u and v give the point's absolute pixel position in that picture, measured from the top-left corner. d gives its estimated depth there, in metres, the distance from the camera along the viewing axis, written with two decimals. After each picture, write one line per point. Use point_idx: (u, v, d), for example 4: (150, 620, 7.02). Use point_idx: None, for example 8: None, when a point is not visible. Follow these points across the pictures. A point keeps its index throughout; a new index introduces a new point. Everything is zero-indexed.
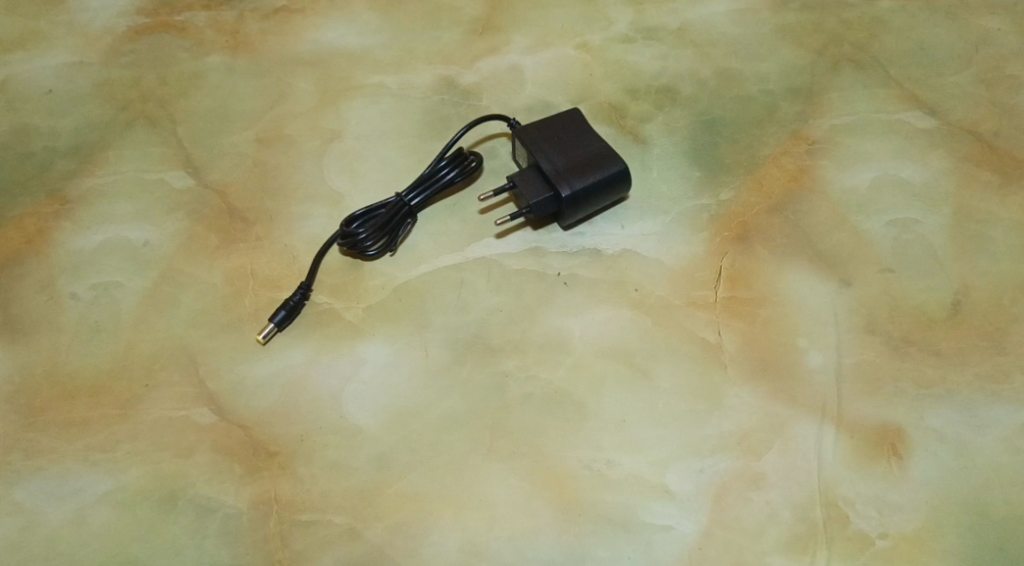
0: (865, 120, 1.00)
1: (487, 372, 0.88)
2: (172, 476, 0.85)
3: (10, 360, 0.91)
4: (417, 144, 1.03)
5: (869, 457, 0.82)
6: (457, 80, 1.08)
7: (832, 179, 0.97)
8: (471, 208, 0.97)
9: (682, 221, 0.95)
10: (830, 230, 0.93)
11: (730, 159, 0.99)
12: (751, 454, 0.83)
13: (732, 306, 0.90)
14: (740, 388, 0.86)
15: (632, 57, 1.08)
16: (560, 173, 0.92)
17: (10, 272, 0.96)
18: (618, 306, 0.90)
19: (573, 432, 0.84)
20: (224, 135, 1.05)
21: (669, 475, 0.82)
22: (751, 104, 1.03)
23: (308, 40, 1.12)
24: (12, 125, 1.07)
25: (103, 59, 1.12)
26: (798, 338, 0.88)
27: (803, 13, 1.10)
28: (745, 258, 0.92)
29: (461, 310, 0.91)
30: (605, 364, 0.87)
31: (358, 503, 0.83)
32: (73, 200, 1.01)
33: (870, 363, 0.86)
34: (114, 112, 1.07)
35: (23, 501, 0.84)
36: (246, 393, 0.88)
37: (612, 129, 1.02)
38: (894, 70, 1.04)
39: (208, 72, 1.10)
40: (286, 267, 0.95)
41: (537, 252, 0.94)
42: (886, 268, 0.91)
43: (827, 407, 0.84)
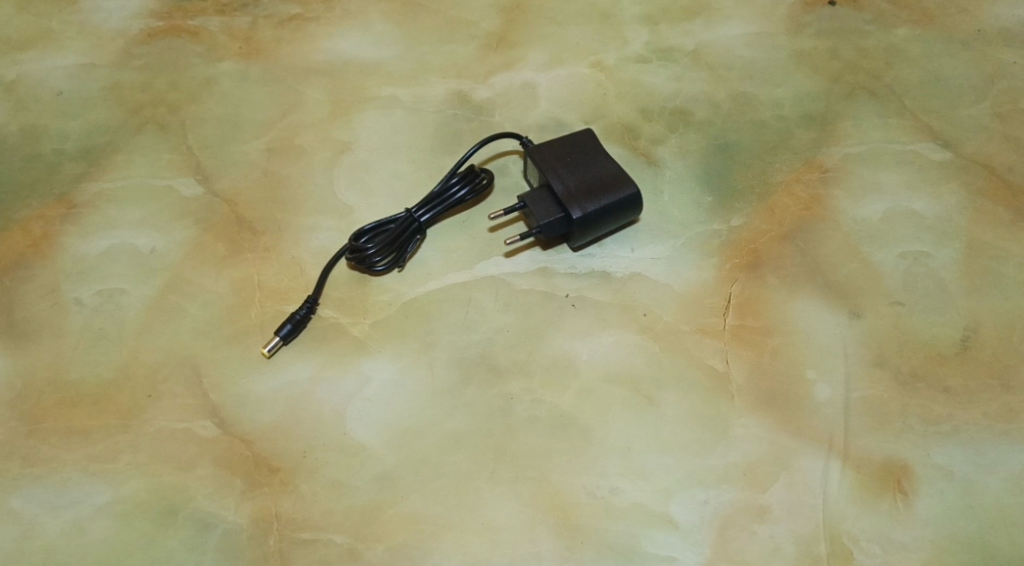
0: (879, 149, 1.00)
1: (492, 393, 0.87)
2: (172, 489, 0.84)
3: (12, 366, 0.90)
4: (428, 159, 1.03)
5: (875, 492, 0.82)
6: (470, 95, 1.07)
7: (844, 208, 0.96)
8: (480, 226, 0.96)
9: (692, 246, 0.94)
10: (841, 260, 0.93)
11: (742, 184, 0.98)
12: (756, 486, 0.82)
13: (740, 334, 0.89)
14: (746, 418, 0.85)
15: (646, 77, 1.08)
16: (571, 195, 0.92)
17: (14, 276, 0.95)
18: (626, 331, 0.90)
19: (577, 457, 0.84)
20: (235, 142, 1.04)
21: (673, 504, 0.82)
22: (765, 129, 1.03)
23: (322, 50, 1.11)
24: (21, 126, 1.07)
25: (115, 62, 1.12)
26: (806, 368, 0.87)
27: (819, 39, 1.10)
28: (755, 285, 0.92)
29: (468, 329, 0.90)
30: (611, 389, 0.87)
31: (359, 523, 0.82)
32: (81, 205, 1.00)
33: (878, 397, 0.86)
34: (125, 116, 1.07)
35: (20, 510, 0.84)
36: (249, 407, 0.87)
37: (625, 150, 1.02)
38: (909, 100, 1.04)
39: (220, 78, 1.10)
40: (293, 280, 0.94)
41: (546, 272, 0.93)
42: (896, 301, 0.90)
43: (834, 440, 0.84)
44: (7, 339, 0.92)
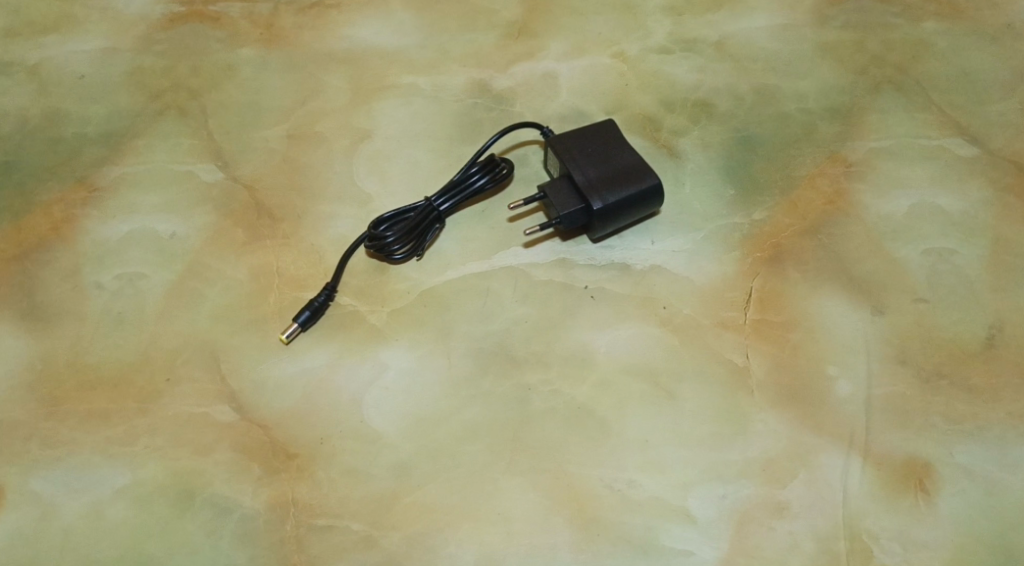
0: (904, 144, 0.99)
1: (510, 384, 0.87)
2: (190, 474, 0.84)
3: (33, 349, 0.91)
4: (448, 148, 1.02)
5: (896, 490, 0.81)
6: (491, 84, 1.07)
7: (868, 203, 0.95)
8: (500, 216, 0.96)
9: (713, 239, 0.93)
10: (864, 256, 0.92)
11: (764, 178, 0.97)
12: (774, 481, 0.82)
13: (761, 328, 0.88)
14: (766, 413, 0.84)
15: (668, 69, 1.07)
16: (592, 186, 0.91)
17: (36, 259, 0.96)
18: (645, 324, 0.89)
19: (595, 450, 0.84)
20: (255, 129, 1.04)
21: (690, 498, 0.81)
22: (789, 123, 1.02)
23: (343, 37, 1.11)
24: (43, 110, 1.07)
25: (136, 46, 1.12)
26: (827, 364, 0.86)
27: (844, 31, 1.08)
28: (776, 279, 0.91)
29: (486, 319, 0.90)
30: (629, 382, 0.86)
31: (375, 511, 0.82)
32: (101, 189, 1.01)
33: (900, 394, 0.85)
34: (146, 101, 1.07)
35: (40, 491, 0.84)
36: (267, 393, 0.87)
37: (646, 141, 1.01)
38: (936, 94, 1.03)
39: (241, 64, 1.10)
40: (312, 267, 0.94)
41: (565, 263, 0.93)
42: (919, 298, 0.89)
43: (854, 437, 0.83)
44: (28, 321, 0.92)
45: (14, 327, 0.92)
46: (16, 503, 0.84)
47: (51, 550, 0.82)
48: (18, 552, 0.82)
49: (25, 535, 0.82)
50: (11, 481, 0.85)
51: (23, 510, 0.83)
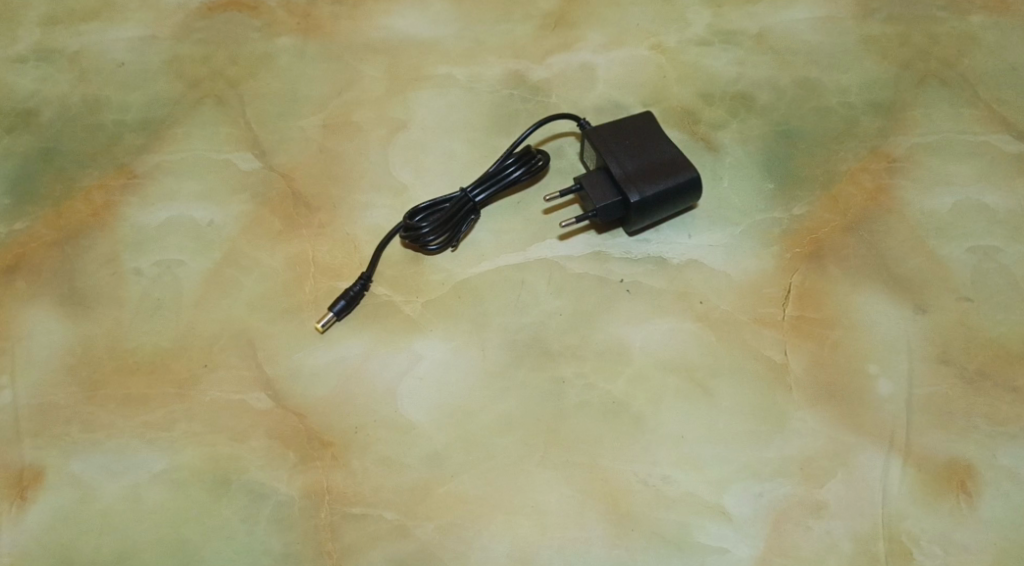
0: (948, 140, 0.97)
1: (544, 377, 0.87)
2: (226, 460, 0.85)
3: (74, 333, 0.92)
4: (484, 139, 1.02)
5: (937, 492, 0.80)
6: (528, 75, 1.06)
7: (911, 200, 0.93)
8: (535, 208, 0.96)
9: (752, 235, 0.92)
10: (907, 253, 0.90)
11: (805, 173, 0.96)
12: (813, 480, 0.81)
13: (799, 325, 0.87)
14: (805, 411, 0.83)
15: (707, 61, 1.06)
16: (629, 178, 0.91)
17: (76, 244, 0.97)
18: (681, 318, 0.88)
19: (630, 444, 0.83)
20: (292, 118, 1.05)
21: (726, 496, 0.81)
22: (830, 117, 1.00)
23: (380, 27, 1.11)
24: (84, 97, 1.08)
25: (175, 35, 1.12)
26: (867, 363, 0.85)
27: (888, 24, 1.06)
28: (816, 275, 0.90)
29: (521, 311, 0.90)
30: (665, 376, 0.86)
31: (409, 501, 0.82)
32: (141, 176, 1.01)
33: (942, 395, 0.84)
34: (184, 89, 1.08)
35: (78, 473, 0.85)
36: (303, 381, 0.88)
37: (684, 135, 1.00)
38: (983, 89, 1.01)
39: (278, 54, 1.10)
40: (348, 256, 0.94)
41: (601, 256, 0.92)
42: (963, 297, 0.88)
43: (894, 437, 0.82)
44: (68, 306, 0.93)
45: (55, 311, 0.93)
46: (55, 485, 0.85)
47: (89, 531, 0.83)
48: (57, 532, 0.83)
49: (65, 516, 0.84)
50: (51, 463, 0.86)
51: (62, 492, 0.85)
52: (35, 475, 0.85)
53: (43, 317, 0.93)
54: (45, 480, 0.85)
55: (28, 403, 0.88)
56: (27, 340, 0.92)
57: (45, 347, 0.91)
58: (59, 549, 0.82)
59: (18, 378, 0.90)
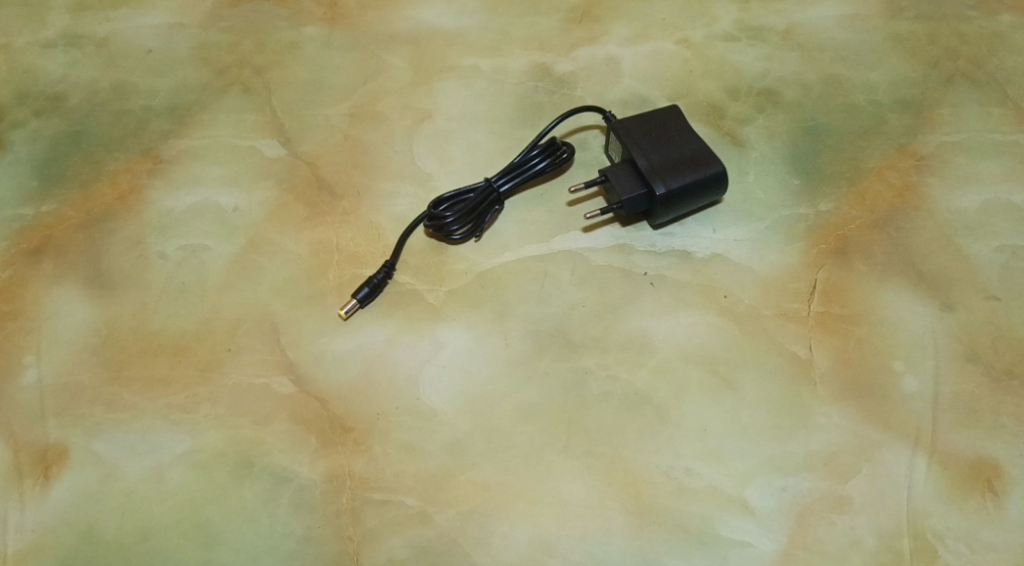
0: (977, 139, 0.97)
1: (567, 367, 0.86)
2: (249, 443, 0.85)
3: (99, 314, 0.92)
4: (509, 130, 1.02)
5: (962, 490, 0.79)
6: (553, 67, 1.06)
7: (939, 197, 0.93)
8: (559, 199, 0.95)
9: (777, 230, 0.92)
10: (934, 251, 0.90)
11: (831, 169, 0.96)
12: (837, 476, 0.80)
13: (824, 321, 0.87)
14: (829, 407, 0.83)
15: (734, 56, 1.05)
16: (655, 170, 0.90)
17: (103, 226, 0.98)
18: (705, 312, 0.88)
19: (653, 436, 0.83)
20: (318, 106, 1.05)
21: (749, 489, 0.80)
22: (857, 114, 1.00)
23: (406, 17, 1.11)
24: (111, 82, 1.09)
25: (202, 22, 1.13)
26: (893, 360, 0.85)
27: (917, 23, 1.06)
28: (841, 272, 0.89)
29: (544, 302, 0.90)
30: (689, 369, 0.85)
31: (430, 487, 0.82)
32: (167, 160, 1.02)
33: (968, 393, 0.83)
34: (211, 76, 1.08)
35: (101, 452, 0.86)
36: (326, 367, 0.88)
37: (710, 129, 1.00)
38: (1012, 89, 1.00)
39: (305, 42, 1.10)
40: (371, 244, 0.95)
41: (624, 249, 0.92)
42: (990, 295, 0.87)
43: (919, 434, 0.81)
44: (94, 286, 0.94)
45: (81, 292, 0.94)
46: (78, 463, 0.85)
47: (111, 510, 0.83)
48: (79, 511, 0.83)
49: (87, 495, 0.84)
50: (74, 441, 0.86)
51: (85, 470, 0.85)
52: (58, 453, 0.86)
53: (70, 297, 0.94)
54: (68, 459, 0.86)
55: (52, 381, 0.89)
56: (53, 319, 0.92)
57: (70, 327, 0.92)
58: (81, 528, 0.83)
59: (44, 358, 0.90)
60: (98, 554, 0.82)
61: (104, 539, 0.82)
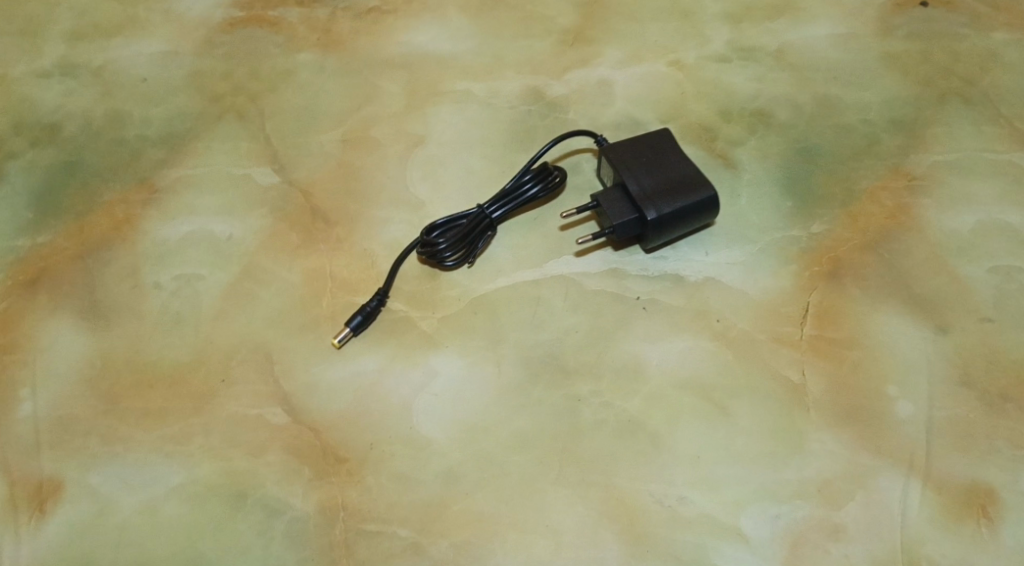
0: (970, 159, 0.96)
1: (560, 394, 0.86)
2: (242, 474, 0.85)
3: (95, 346, 0.93)
4: (502, 154, 1.02)
5: (958, 516, 0.79)
6: (546, 91, 1.06)
7: (932, 218, 0.93)
8: (552, 224, 0.96)
9: (770, 253, 0.92)
10: (927, 273, 0.90)
11: (824, 191, 0.96)
12: (831, 503, 0.80)
13: (818, 344, 0.87)
14: (823, 433, 0.83)
15: (726, 77, 1.05)
16: (646, 195, 0.90)
17: (98, 257, 0.98)
18: (698, 337, 0.88)
19: (645, 464, 0.83)
20: (311, 133, 1.05)
21: (743, 517, 0.80)
22: (850, 135, 1.00)
23: (400, 42, 1.12)
24: (107, 111, 1.09)
25: (197, 50, 1.14)
26: (887, 385, 0.84)
27: (909, 41, 1.06)
28: (834, 294, 0.89)
29: (537, 328, 0.89)
30: (683, 396, 0.85)
31: (424, 518, 0.82)
32: (162, 190, 1.02)
33: (963, 417, 0.83)
34: (206, 103, 1.09)
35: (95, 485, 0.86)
36: (319, 396, 0.88)
37: (702, 151, 1.00)
38: (1006, 108, 1.00)
39: (299, 68, 1.11)
40: (365, 271, 0.95)
41: (617, 273, 0.92)
42: (985, 318, 0.87)
43: (914, 459, 0.81)
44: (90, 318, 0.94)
45: (77, 324, 0.94)
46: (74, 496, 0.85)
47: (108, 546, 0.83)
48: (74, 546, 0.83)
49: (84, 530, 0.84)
50: (70, 474, 0.86)
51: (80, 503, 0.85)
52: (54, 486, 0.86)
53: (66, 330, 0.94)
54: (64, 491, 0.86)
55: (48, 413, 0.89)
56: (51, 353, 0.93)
57: (67, 359, 0.92)
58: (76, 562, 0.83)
59: (41, 392, 0.90)
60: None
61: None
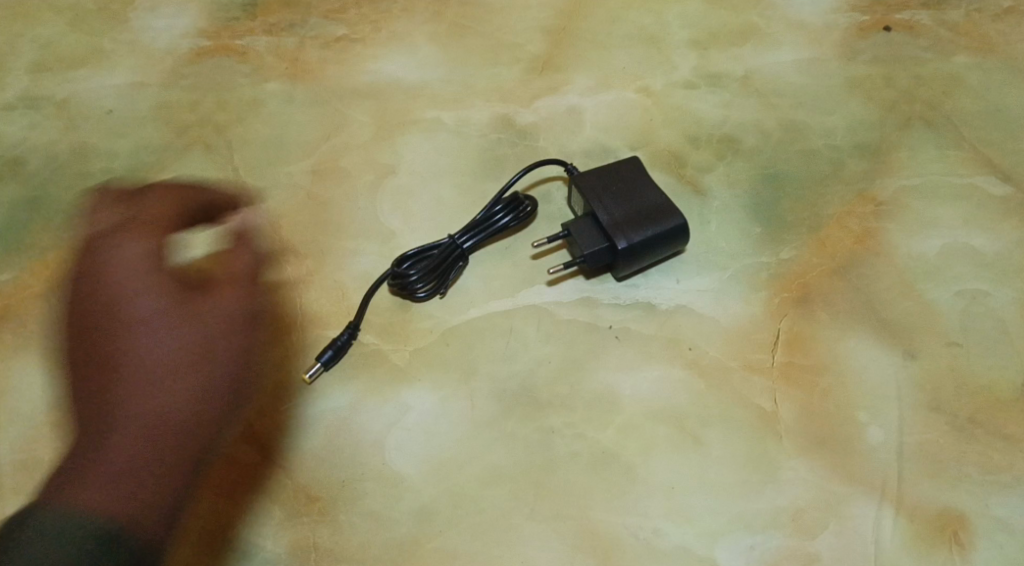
0: (935, 183, 0.98)
1: (533, 427, 0.86)
2: (212, 516, 0.83)
3: (174, 331, 0.84)
4: (472, 183, 1.02)
5: (930, 543, 0.79)
6: (515, 118, 1.06)
7: (898, 243, 0.94)
8: (523, 253, 0.95)
9: (740, 279, 0.92)
10: (895, 297, 0.90)
11: (792, 217, 0.96)
12: (805, 532, 0.80)
13: (789, 372, 0.87)
14: (795, 460, 0.83)
15: (693, 103, 1.06)
16: (616, 224, 0.91)
17: (63, 295, 0.96)
18: (670, 366, 0.88)
19: (620, 496, 0.82)
20: (280, 164, 1.05)
21: (718, 548, 0.80)
22: (816, 160, 1.00)
23: (369, 71, 1.11)
24: (72, 145, 1.08)
25: (164, 81, 1.13)
26: (857, 411, 0.85)
27: (872, 65, 1.07)
28: (804, 320, 0.89)
29: (510, 360, 0.89)
30: (656, 426, 0.85)
31: (397, 558, 0.81)
32: None
33: (933, 442, 0.83)
34: (173, 136, 1.08)
35: (109, 493, 0.79)
36: (290, 435, 0.87)
37: (671, 178, 1.00)
38: (969, 131, 1.01)
39: (267, 99, 1.10)
40: (335, 304, 0.94)
41: (589, 302, 0.92)
42: (952, 342, 0.88)
43: (885, 486, 0.81)
44: (180, 308, 0.85)
45: (167, 314, 0.85)
46: (112, 507, 0.78)
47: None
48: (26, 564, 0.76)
49: (95, 547, 0.76)
50: (100, 481, 0.79)
51: (119, 516, 0.78)
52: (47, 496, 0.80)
53: (163, 305, 0.85)
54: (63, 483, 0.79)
55: (99, 413, 0.82)
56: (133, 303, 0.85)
57: (141, 341, 0.84)
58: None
59: (99, 392, 0.83)
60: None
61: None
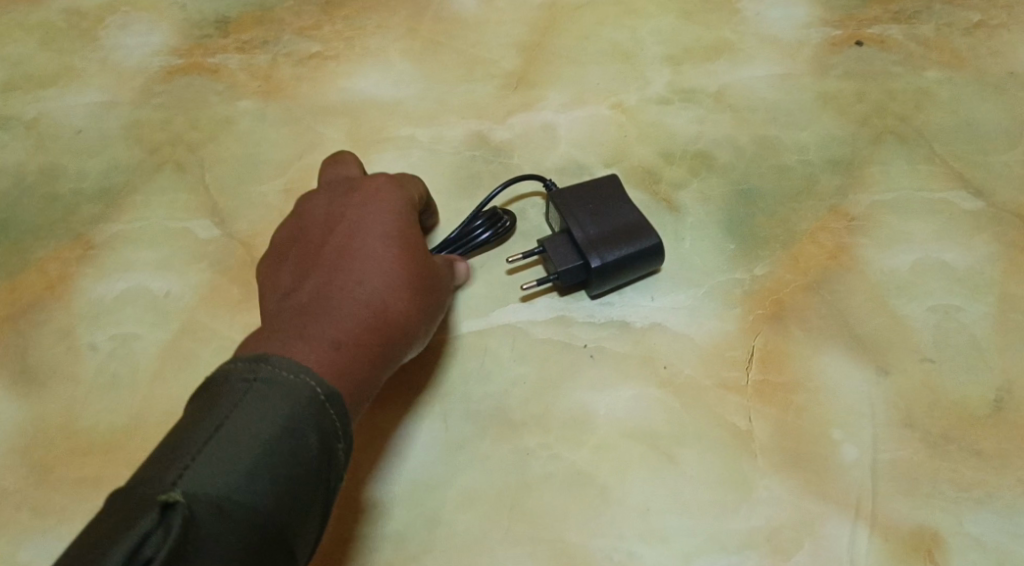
0: (907, 198, 0.98)
1: (508, 448, 0.85)
2: None
3: (400, 249, 0.82)
4: (446, 201, 1.01)
5: (905, 562, 0.79)
6: (489, 135, 1.06)
7: (872, 258, 0.94)
8: (498, 270, 0.95)
9: (714, 296, 0.92)
10: (869, 313, 0.90)
11: (766, 233, 0.96)
12: (780, 551, 0.80)
13: (764, 390, 0.87)
14: (770, 479, 0.83)
15: (667, 119, 1.06)
16: (591, 242, 0.90)
17: (31, 318, 0.95)
18: (645, 385, 0.87)
19: (595, 517, 0.82)
20: (253, 184, 1.04)
21: None
22: (790, 175, 1.01)
23: (342, 88, 1.11)
24: (41, 165, 1.07)
25: (135, 100, 1.12)
26: (832, 428, 0.85)
27: (845, 80, 1.08)
28: (778, 337, 0.89)
29: (484, 381, 0.88)
30: (630, 445, 0.85)
31: None
32: (97, 246, 1.00)
33: (908, 459, 0.83)
34: (143, 155, 1.07)
35: (327, 354, 0.73)
36: None
37: (646, 195, 1.00)
38: (940, 146, 1.02)
39: (239, 117, 1.09)
40: None
41: (563, 321, 0.91)
42: (924, 357, 0.88)
43: (860, 504, 0.81)
44: (416, 243, 0.84)
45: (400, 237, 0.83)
46: (328, 369, 0.72)
47: (261, 469, 0.66)
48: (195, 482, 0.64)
49: (293, 404, 0.68)
50: (317, 342, 0.73)
51: (333, 379, 0.72)
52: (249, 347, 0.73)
53: (400, 227, 0.84)
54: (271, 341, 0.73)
55: (320, 289, 0.79)
56: (359, 218, 0.84)
57: (370, 242, 0.82)
58: (192, 489, 0.63)
59: (329, 268, 0.80)
60: (208, 526, 0.62)
61: (231, 491, 0.64)
